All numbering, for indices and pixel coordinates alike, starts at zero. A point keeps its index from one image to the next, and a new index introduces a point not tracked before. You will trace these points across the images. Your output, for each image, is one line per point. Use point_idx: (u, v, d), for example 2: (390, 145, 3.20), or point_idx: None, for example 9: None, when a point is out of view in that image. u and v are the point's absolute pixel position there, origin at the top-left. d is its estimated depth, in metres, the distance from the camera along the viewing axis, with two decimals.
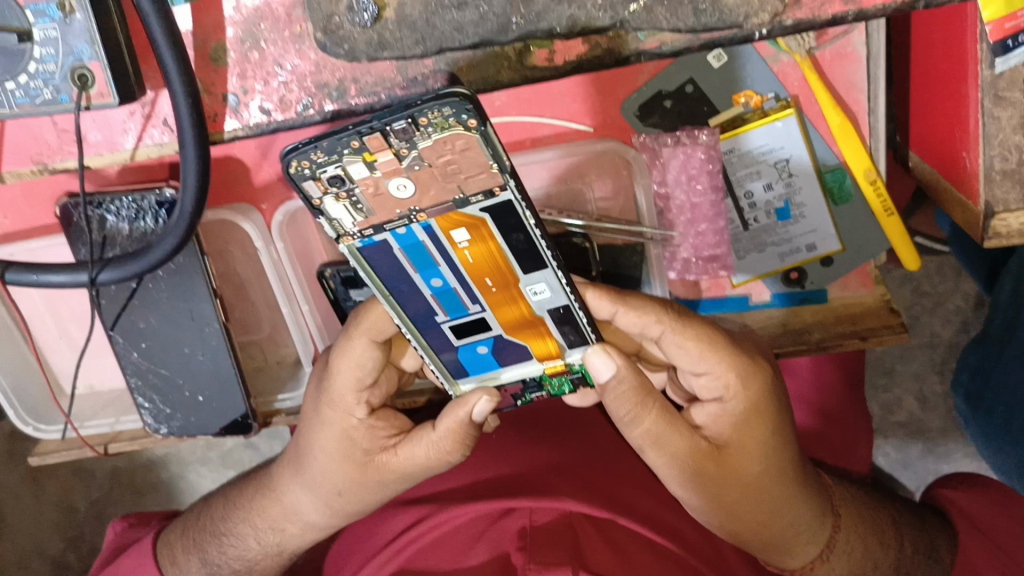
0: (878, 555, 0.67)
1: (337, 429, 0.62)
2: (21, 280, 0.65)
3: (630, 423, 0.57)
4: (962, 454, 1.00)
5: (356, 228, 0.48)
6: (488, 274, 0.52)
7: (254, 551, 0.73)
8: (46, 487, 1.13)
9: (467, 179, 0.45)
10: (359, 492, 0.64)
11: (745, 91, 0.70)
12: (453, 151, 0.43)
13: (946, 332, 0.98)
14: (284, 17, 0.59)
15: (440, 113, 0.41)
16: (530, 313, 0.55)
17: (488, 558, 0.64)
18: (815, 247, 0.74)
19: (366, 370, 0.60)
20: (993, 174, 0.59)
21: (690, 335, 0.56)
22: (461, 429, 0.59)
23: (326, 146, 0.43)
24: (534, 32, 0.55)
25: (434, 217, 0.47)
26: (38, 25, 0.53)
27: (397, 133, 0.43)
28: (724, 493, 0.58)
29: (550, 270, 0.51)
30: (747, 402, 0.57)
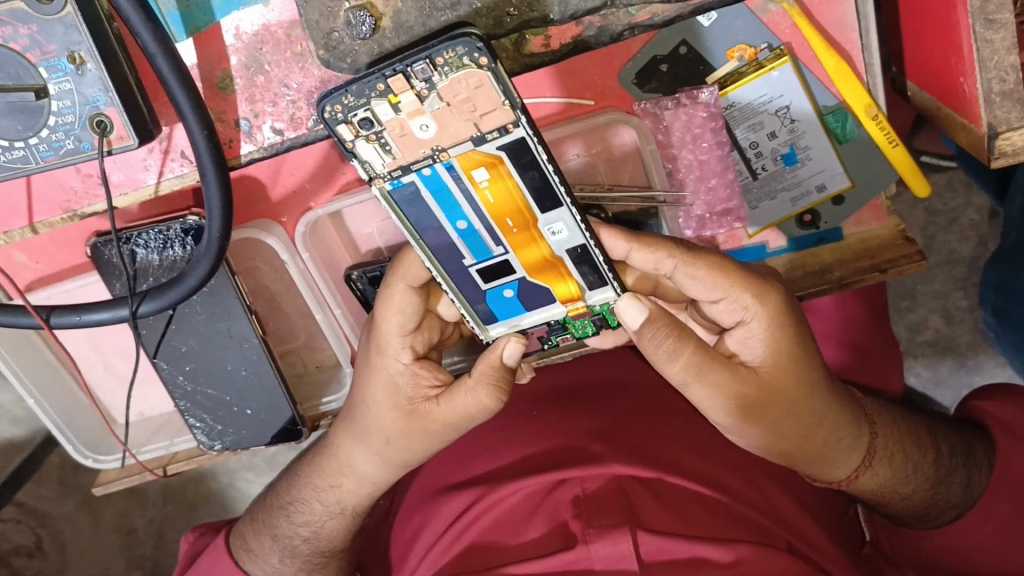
0: (917, 457, 0.70)
1: (382, 377, 0.64)
2: (65, 322, 0.67)
3: (668, 360, 0.56)
4: (993, 364, 1.02)
5: (386, 170, 0.53)
6: (508, 215, 0.55)
7: (320, 514, 0.74)
8: (104, 513, 1.16)
9: (482, 116, 0.49)
10: (407, 446, 0.66)
11: (738, 45, 0.71)
12: (468, 89, 0.48)
13: (964, 247, 0.99)
14: (285, 38, 0.61)
15: (454, 53, 0.46)
16: (550, 253, 0.58)
17: (547, 532, 0.67)
18: (825, 187, 0.76)
19: (408, 316, 0.62)
20: (992, 96, 0.60)
21: (702, 264, 0.57)
22: (496, 371, 0.60)
23: (356, 90, 0.48)
24: (530, 19, 0.57)
25: (455, 155, 0.52)
26: (52, 79, 0.55)
27: (417, 74, 0.48)
28: (763, 413, 0.59)
29: (566, 209, 0.54)
30: (768, 320, 0.58)
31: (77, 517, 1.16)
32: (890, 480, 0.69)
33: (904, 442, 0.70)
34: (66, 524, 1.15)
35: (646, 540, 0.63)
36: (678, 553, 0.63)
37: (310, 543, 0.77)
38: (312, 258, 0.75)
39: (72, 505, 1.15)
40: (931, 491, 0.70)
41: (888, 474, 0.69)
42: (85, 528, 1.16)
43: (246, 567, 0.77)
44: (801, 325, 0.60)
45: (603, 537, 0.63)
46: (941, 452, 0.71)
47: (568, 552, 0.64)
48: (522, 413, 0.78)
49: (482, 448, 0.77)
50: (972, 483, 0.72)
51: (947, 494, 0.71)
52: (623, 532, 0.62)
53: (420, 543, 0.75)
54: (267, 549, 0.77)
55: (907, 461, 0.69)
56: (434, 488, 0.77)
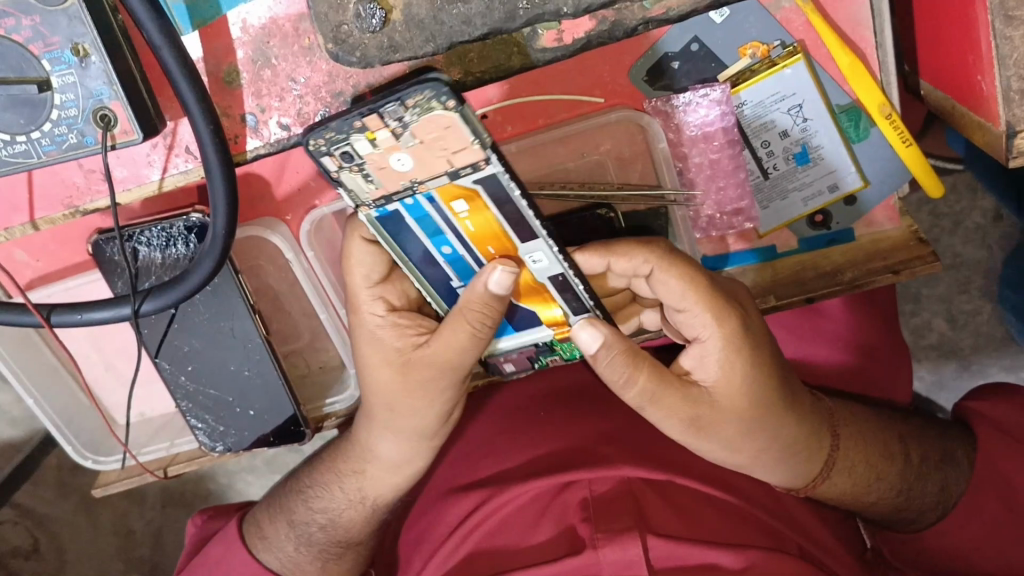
0: (880, 466, 0.69)
1: (365, 335, 0.63)
2: (65, 321, 0.66)
3: (625, 386, 0.57)
4: (998, 368, 1.01)
5: (371, 199, 0.52)
6: (489, 243, 0.55)
7: (341, 501, 0.74)
8: (102, 515, 1.15)
9: (453, 154, 0.46)
10: (411, 401, 0.63)
11: (751, 42, 0.70)
12: (439, 131, 0.45)
13: (970, 250, 0.98)
14: (292, 32, 0.60)
15: (421, 96, 0.43)
16: (533, 279, 0.58)
17: (556, 533, 0.66)
18: (838, 187, 0.75)
19: (370, 267, 0.61)
20: (1011, 94, 0.59)
21: (673, 274, 0.57)
22: (483, 299, 0.56)
23: (335, 126, 0.46)
24: (541, 14, 0.55)
25: (433, 188, 0.50)
26: (55, 72, 0.54)
27: (389, 115, 0.44)
28: (721, 433, 0.59)
29: (542, 241, 0.53)
30: (723, 339, 0.57)
31: (75, 518, 1.14)
32: (850, 488, 0.68)
33: (870, 453, 0.69)
34: (64, 528, 1.14)
35: (656, 545, 0.62)
36: (689, 558, 0.62)
37: (326, 531, 0.76)
38: (317, 257, 0.75)
39: (70, 507, 1.14)
40: (900, 497, 0.70)
41: (850, 484, 0.68)
42: (82, 529, 1.15)
43: (259, 555, 0.77)
44: (762, 337, 0.59)
45: (613, 542, 0.61)
46: (910, 458, 0.71)
47: (575, 558, 0.62)
48: (527, 416, 0.77)
49: (489, 450, 0.75)
50: (947, 487, 0.70)
51: (919, 499, 0.70)
52: (633, 536, 0.61)
53: (427, 544, 0.74)
54: (282, 535, 0.77)
55: (873, 471, 0.69)
56: (442, 489, 0.76)
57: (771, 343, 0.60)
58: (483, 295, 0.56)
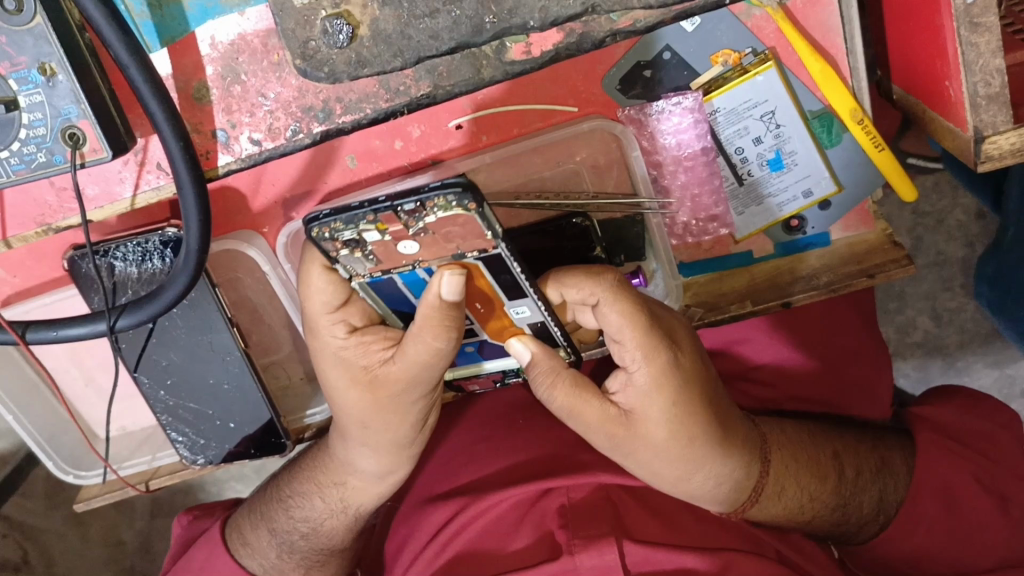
0: (815, 489, 0.68)
1: (330, 357, 0.61)
2: (42, 337, 0.66)
3: (548, 397, 0.60)
4: (982, 364, 1.02)
5: (366, 271, 0.55)
6: (478, 300, 0.59)
7: (321, 511, 0.74)
8: (90, 527, 1.15)
9: (464, 241, 0.51)
10: (382, 417, 0.63)
11: (722, 50, 0.71)
12: (455, 224, 0.49)
13: (951, 249, 0.99)
14: (261, 47, 0.60)
15: (444, 199, 0.47)
16: (512, 325, 0.62)
17: (534, 541, 0.66)
18: (812, 192, 0.75)
19: (329, 294, 0.58)
20: (978, 100, 0.59)
21: (616, 307, 0.56)
22: (437, 312, 0.53)
23: (345, 219, 0.49)
24: (509, 27, 0.56)
25: (434, 267, 0.54)
26: (22, 92, 0.54)
27: (406, 212, 0.48)
28: (639, 455, 0.59)
29: (530, 299, 0.58)
30: (650, 375, 0.57)
31: (65, 530, 1.14)
32: (782, 514, 0.67)
33: (801, 474, 0.68)
34: (54, 539, 1.14)
35: (633, 549, 0.62)
36: (663, 564, 0.62)
37: (308, 539, 0.76)
38: (293, 269, 0.75)
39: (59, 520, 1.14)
40: (837, 513, 0.69)
41: (781, 509, 0.66)
42: (72, 543, 1.14)
43: (242, 560, 0.77)
44: (690, 373, 0.58)
45: (589, 548, 0.61)
46: (844, 475, 0.70)
47: (554, 563, 0.62)
48: (506, 421, 0.77)
49: (469, 457, 0.75)
50: (885, 497, 0.70)
51: (858, 513, 0.69)
52: (610, 542, 0.61)
53: (408, 550, 0.74)
54: (264, 543, 0.77)
55: (805, 491, 0.67)
56: (422, 496, 0.76)
57: (703, 375, 0.60)
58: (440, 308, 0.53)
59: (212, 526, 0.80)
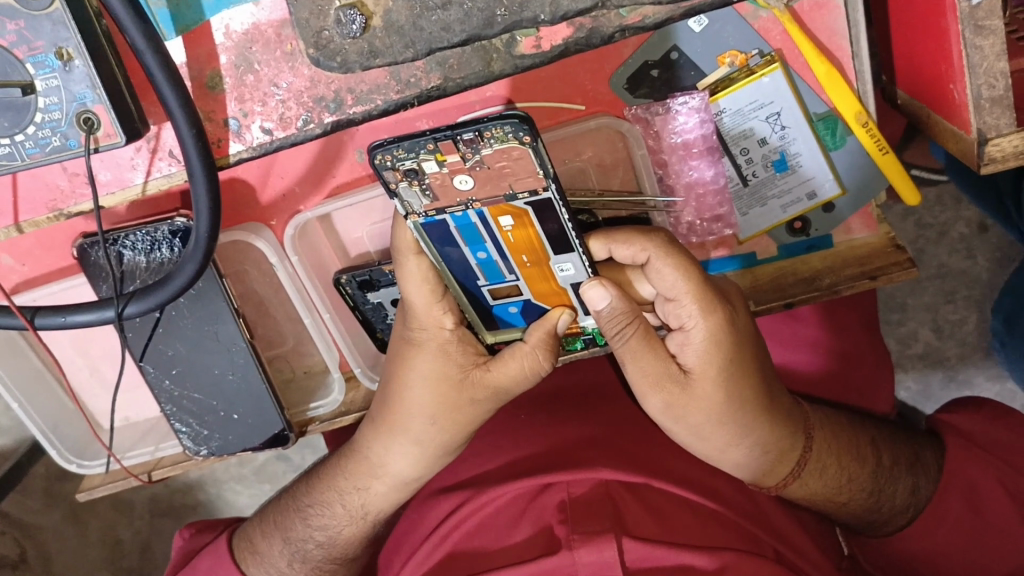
0: (853, 469, 0.70)
1: (426, 352, 0.64)
2: (48, 323, 0.66)
3: (615, 338, 0.59)
4: (983, 378, 1.03)
5: (422, 209, 0.56)
6: (524, 252, 0.60)
7: (341, 518, 0.74)
8: (89, 524, 1.15)
9: (516, 181, 0.53)
10: (459, 420, 0.67)
11: (729, 51, 0.71)
12: (508, 158, 0.51)
13: (954, 261, 0.99)
14: (275, 37, 0.61)
15: (502, 131, 0.48)
16: (557, 285, 0.64)
17: (534, 533, 0.65)
18: (815, 194, 0.76)
19: (437, 288, 0.63)
20: (982, 103, 0.60)
21: (671, 262, 0.57)
22: (550, 337, 0.64)
23: (407, 146, 0.50)
24: (519, 21, 0.57)
25: (486, 207, 0.56)
26: (39, 76, 0.54)
27: (464, 142, 0.49)
28: (691, 418, 0.60)
29: (576, 254, 0.59)
30: (708, 332, 0.58)
31: (62, 527, 1.14)
32: (820, 490, 0.68)
33: (842, 456, 0.69)
34: (50, 537, 1.14)
35: (631, 547, 0.62)
36: (663, 562, 0.62)
37: (323, 549, 0.76)
38: (300, 262, 0.75)
39: (56, 517, 1.14)
40: (871, 498, 0.70)
41: (819, 485, 0.68)
42: (69, 540, 1.15)
43: (248, 570, 0.76)
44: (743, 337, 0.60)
45: (588, 544, 0.61)
46: (881, 461, 0.71)
47: (551, 558, 0.62)
48: (509, 418, 0.78)
49: (469, 452, 0.76)
50: (918, 489, 0.72)
51: (890, 502, 0.71)
52: (608, 539, 0.61)
53: (405, 545, 0.74)
54: (276, 552, 0.76)
55: (843, 472, 0.69)
56: (426, 491, 0.76)
57: (755, 346, 0.61)
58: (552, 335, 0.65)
59: (218, 538, 0.80)
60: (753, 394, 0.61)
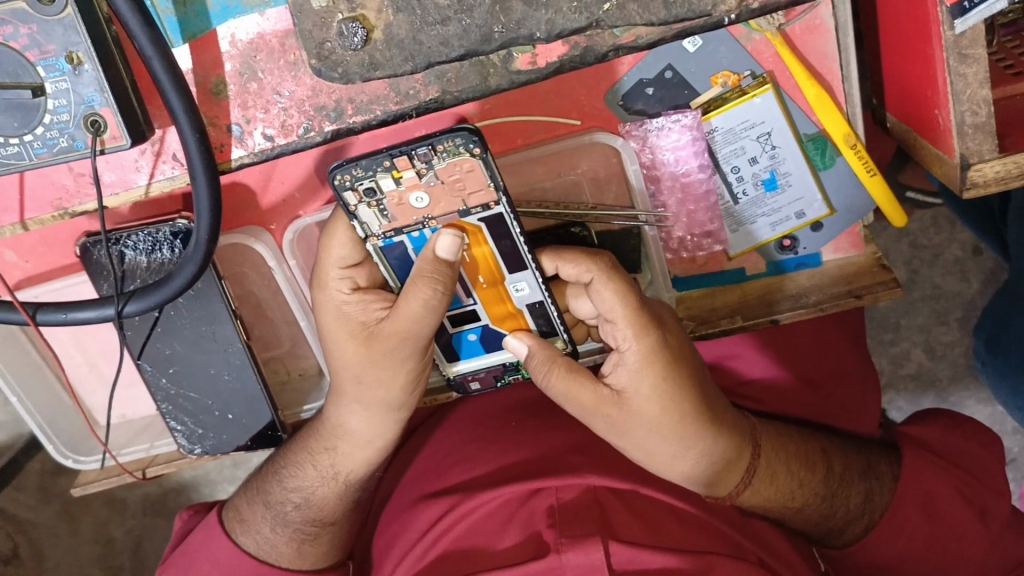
0: (803, 477, 0.70)
1: (332, 312, 0.64)
2: (51, 319, 0.67)
3: (545, 382, 0.62)
4: (974, 400, 1.04)
5: (381, 231, 0.61)
6: (480, 272, 0.65)
7: (312, 479, 0.75)
8: (82, 521, 1.16)
9: (469, 194, 0.58)
10: (375, 374, 0.64)
11: (722, 71, 0.73)
12: (461, 172, 0.57)
13: (946, 282, 1.01)
14: (279, 47, 0.63)
15: (453, 143, 0.54)
16: (513, 308, 0.68)
17: (523, 538, 0.66)
18: (804, 213, 0.77)
19: (345, 247, 0.63)
20: (965, 128, 0.62)
21: (610, 287, 0.59)
22: (433, 265, 0.59)
23: (365, 164, 0.56)
24: (516, 38, 0.59)
25: (441, 224, 0.61)
26: (49, 78, 0.56)
27: (419, 157, 0.56)
28: (633, 435, 0.61)
29: (529, 271, 0.64)
30: (641, 353, 0.60)
31: (56, 523, 1.15)
32: (773, 498, 0.69)
33: (791, 462, 0.70)
34: (44, 531, 1.15)
35: (618, 550, 0.63)
36: (650, 564, 0.62)
37: (301, 511, 0.77)
38: (299, 265, 0.78)
39: (51, 512, 1.15)
40: (826, 504, 0.71)
41: (769, 493, 0.69)
42: (63, 535, 1.16)
43: (237, 538, 0.77)
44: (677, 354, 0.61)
45: (575, 547, 0.62)
46: (832, 470, 0.72)
47: (538, 562, 0.63)
48: (499, 424, 0.79)
49: (459, 457, 0.77)
50: (872, 496, 0.73)
51: (845, 507, 0.72)
52: (595, 541, 0.62)
53: (396, 548, 0.75)
54: (259, 516, 0.77)
55: (794, 478, 0.70)
56: (414, 494, 0.77)
57: (692, 365, 0.62)
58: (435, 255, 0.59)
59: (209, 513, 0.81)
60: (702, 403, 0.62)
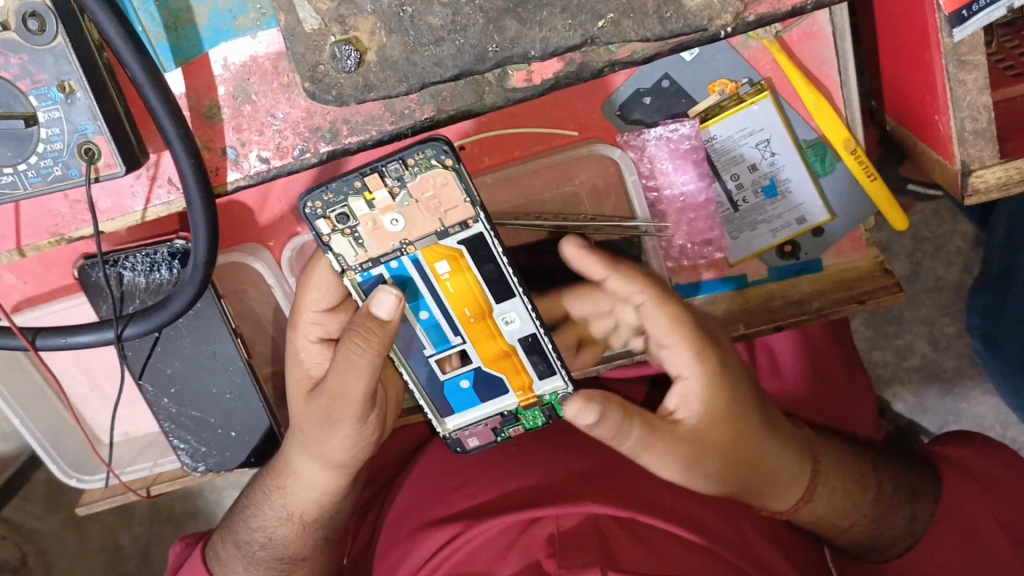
0: (855, 498, 0.72)
1: (294, 355, 0.67)
2: (51, 343, 0.67)
3: (621, 438, 0.60)
4: (980, 392, 1.04)
5: (357, 262, 0.61)
6: (467, 304, 0.64)
7: (271, 519, 0.74)
8: (90, 530, 1.16)
9: (446, 212, 0.59)
10: (314, 429, 0.65)
11: (720, 79, 0.73)
12: (435, 187, 0.58)
13: (950, 275, 1.00)
14: (272, 69, 0.62)
15: (424, 155, 0.56)
16: (505, 344, 0.65)
17: (522, 567, 0.64)
18: (805, 218, 0.77)
19: (321, 294, 0.64)
20: (966, 135, 0.61)
21: (663, 311, 0.62)
22: (367, 321, 0.58)
23: (335, 187, 0.57)
24: (511, 57, 0.58)
25: (420, 250, 0.61)
26: (42, 107, 0.56)
27: (391, 173, 0.57)
28: (706, 465, 0.62)
29: (518, 299, 0.63)
30: (704, 379, 0.62)
31: (63, 533, 1.15)
32: (828, 513, 0.71)
33: (846, 479, 0.72)
34: (52, 542, 1.15)
35: None
36: None
37: (267, 551, 0.76)
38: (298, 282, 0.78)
39: (58, 521, 1.15)
40: (872, 526, 0.73)
41: (825, 508, 0.70)
42: (72, 544, 1.16)
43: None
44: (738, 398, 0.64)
45: None
46: (882, 492, 0.73)
47: None
48: (499, 448, 0.77)
49: (460, 482, 0.75)
50: (915, 518, 0.74)
51: (889, 531, 0.73)
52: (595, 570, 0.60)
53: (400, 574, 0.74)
54: (232, 557, 0.77)
55: (846, 496, 0.71)
56: (415, 521, 0.76)
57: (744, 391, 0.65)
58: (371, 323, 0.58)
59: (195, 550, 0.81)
60: (754, 422, 0.65)
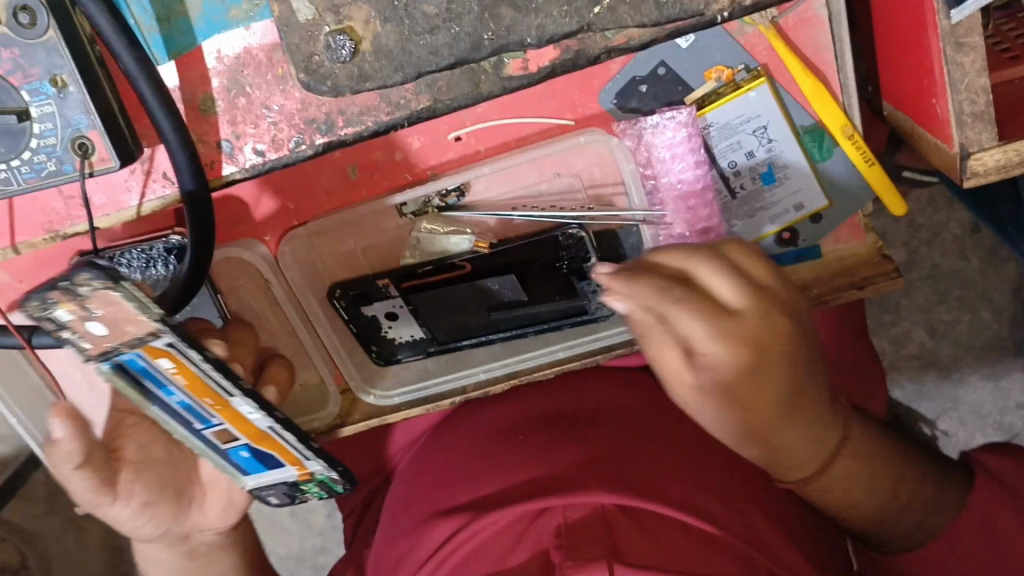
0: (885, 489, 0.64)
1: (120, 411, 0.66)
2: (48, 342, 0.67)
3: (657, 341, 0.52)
4: (977, 377, 1.04)
5: (87, 359, 0.51)
6: (208, 395, 0.55)
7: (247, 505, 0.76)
8: (89, 531, 1.16)
9: (131, 324, 0.49)
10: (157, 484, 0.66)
11: (716, 66, 0.72)
12: (110, 305, 0.48)
13: (946, 261, 1.00)
14: (266, 61, 0.62)
15: (86, 278, 0.47)
16: (259, 428, 0.59)
17: (529, 558, 0.63)
18: (803, 206, 0.76)
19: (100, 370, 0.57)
20: (964, 118, 0.61)
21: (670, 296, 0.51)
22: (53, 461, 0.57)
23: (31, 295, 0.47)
24: (506, 45, 0.58)
25: (137, 352, 0.51)
26: (34, 102, 0.55)
27: (71, 290, 0.48)
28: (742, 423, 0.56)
29: (245, 397, 0.55)
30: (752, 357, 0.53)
31: (63, 535, 1.15)
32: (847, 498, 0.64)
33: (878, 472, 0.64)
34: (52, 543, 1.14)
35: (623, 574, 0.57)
36: None
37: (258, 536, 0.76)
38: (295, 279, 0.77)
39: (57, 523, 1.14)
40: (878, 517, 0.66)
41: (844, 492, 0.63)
42: (71, 546, 1.15)
43: None
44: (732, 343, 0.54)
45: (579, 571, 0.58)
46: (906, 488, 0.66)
47: None
48: (506, 438, 0.75)
49: (469, 473, 0.74)
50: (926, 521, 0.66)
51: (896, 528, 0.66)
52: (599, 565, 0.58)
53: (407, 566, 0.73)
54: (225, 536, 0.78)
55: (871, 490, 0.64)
56: (424, 512, 0.74)
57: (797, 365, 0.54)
58: (58, 445, 0.56)
59: None
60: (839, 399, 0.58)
